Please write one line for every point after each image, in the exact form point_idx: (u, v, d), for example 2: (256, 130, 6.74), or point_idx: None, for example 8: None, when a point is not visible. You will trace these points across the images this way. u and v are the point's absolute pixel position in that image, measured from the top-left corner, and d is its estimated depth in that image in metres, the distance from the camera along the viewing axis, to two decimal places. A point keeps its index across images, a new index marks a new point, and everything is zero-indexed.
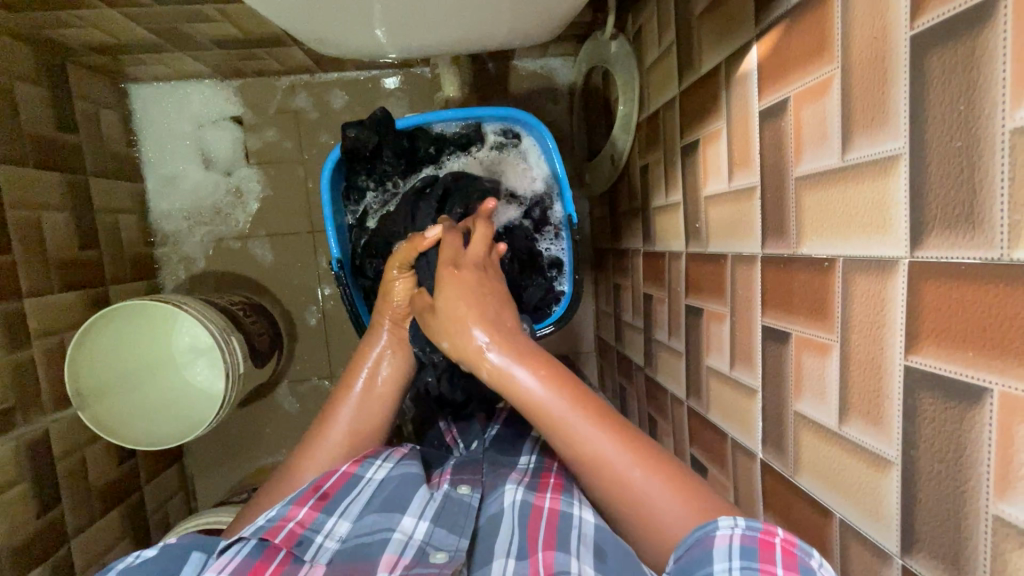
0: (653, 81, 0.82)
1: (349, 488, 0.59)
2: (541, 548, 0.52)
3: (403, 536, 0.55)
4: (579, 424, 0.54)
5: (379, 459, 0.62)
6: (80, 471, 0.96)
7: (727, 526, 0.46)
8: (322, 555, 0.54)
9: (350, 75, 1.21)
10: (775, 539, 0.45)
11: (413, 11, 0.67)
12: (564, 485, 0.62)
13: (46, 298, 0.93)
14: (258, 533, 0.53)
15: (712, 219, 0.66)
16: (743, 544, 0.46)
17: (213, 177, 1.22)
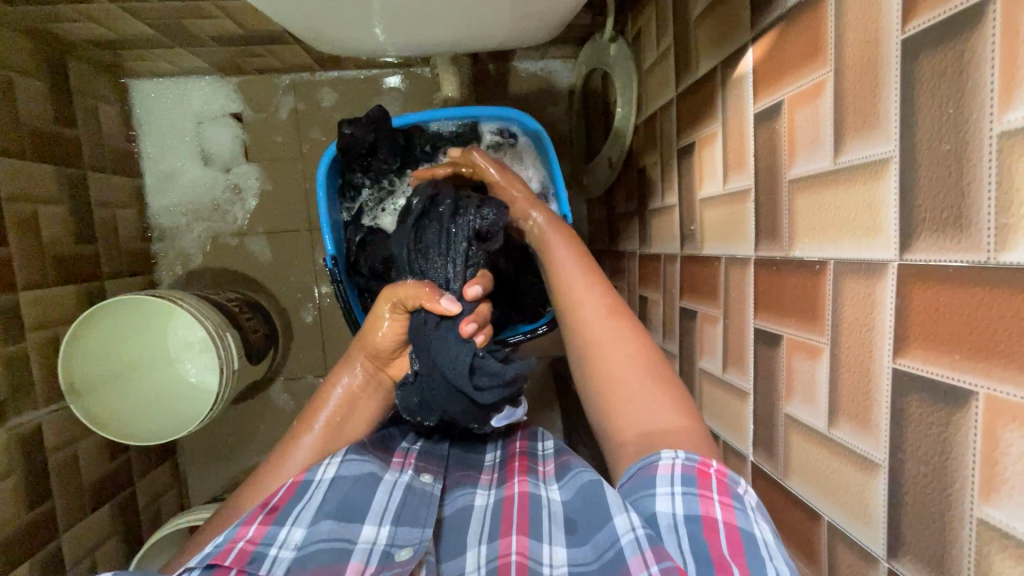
0: (651, 84, 0.83)
1: (300, 496, 0.58)
2: (514, 532, 0.54)
3: (367, 545, 0.54)
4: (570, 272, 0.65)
5: (327, 458, 0.61)
6: (72, 465, 0.95)
7: (669, 457, 0.50)
8: (278, 566, 0.52)
9: (350, 74, 1.21)
10: (710, 469, 0.49)
11: (411, 9, 0.67)
12: (528, 466, 0.65)
13: (41, 291, 0.93)
14: (204, 561, 0.50)
15: (706, 221, 0.66)
16: (683, 472, 0.49)
17: (212, 173, 1.22)
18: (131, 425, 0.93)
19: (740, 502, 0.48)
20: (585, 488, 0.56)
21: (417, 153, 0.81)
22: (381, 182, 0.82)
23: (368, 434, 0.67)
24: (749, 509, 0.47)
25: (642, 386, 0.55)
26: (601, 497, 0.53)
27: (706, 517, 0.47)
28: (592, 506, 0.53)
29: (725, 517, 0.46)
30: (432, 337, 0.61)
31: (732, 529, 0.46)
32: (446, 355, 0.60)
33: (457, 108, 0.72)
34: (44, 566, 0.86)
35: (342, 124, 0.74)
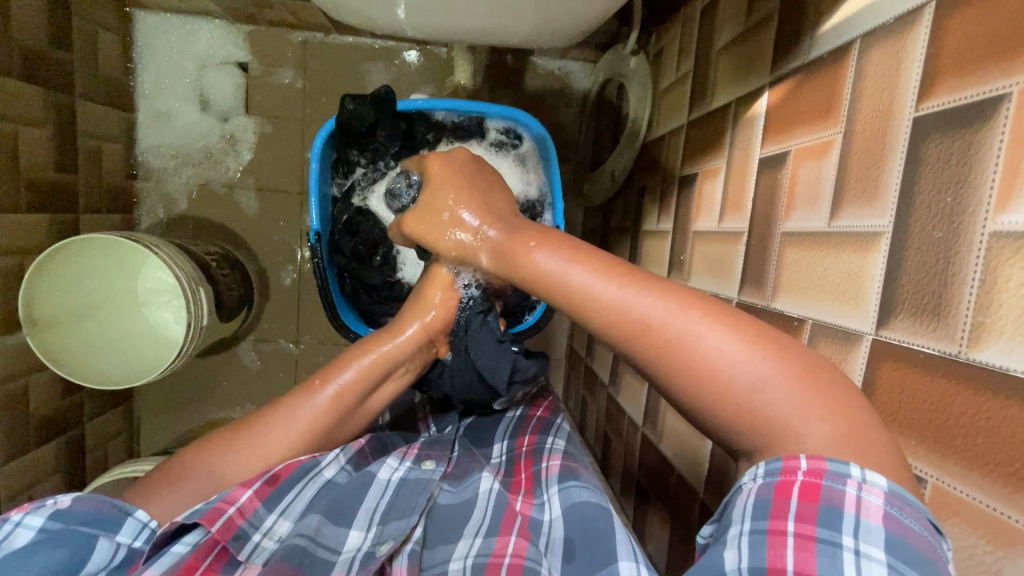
0: (664, 106, 0.82)
1: (302, 476, 0.58)
2: (514, 534, 0.57)
3: (352, 552, 0.56)
4: (609, 290, 0.45)
5: (337, 451, 0.62)
6: (20, 400, 0.93)
7: (750, 480, 0.38)
8: (259, 554, 0.54)
9: (365, 42, 1.19)
10: (796, 478, 0.35)
11: None
12: (534, 477, 0.66)
13: (11, 217, 0.89)
14: (194, 518, 0.52)
15: (697, 254, 0.67)
16: (757, 498, 0.36)
17: (208, 121, 1.19)
18: (114, 372, 0.96)
19: (842, 510, 0.34)
20: (585, 508, 0.57)
21: (417, 140, 0.77)
22: (377, 163, 0.79)
23: (372, 440, 0.68)
24: (845, 539, 0.33)
25: (718, 339, 0.40)
26: (605, 526, 0.55)
27: (773, 558, 0.34)
28: (591, 534, 0.55)
29: (799, 529, 0.34)
30: (472, 341, 0.69)
31: (802, 543, 0.34)
32: (484, 358, 0.69)
33: (461, 101, 0.69)
34: None
35: (344, 98, 0.71)
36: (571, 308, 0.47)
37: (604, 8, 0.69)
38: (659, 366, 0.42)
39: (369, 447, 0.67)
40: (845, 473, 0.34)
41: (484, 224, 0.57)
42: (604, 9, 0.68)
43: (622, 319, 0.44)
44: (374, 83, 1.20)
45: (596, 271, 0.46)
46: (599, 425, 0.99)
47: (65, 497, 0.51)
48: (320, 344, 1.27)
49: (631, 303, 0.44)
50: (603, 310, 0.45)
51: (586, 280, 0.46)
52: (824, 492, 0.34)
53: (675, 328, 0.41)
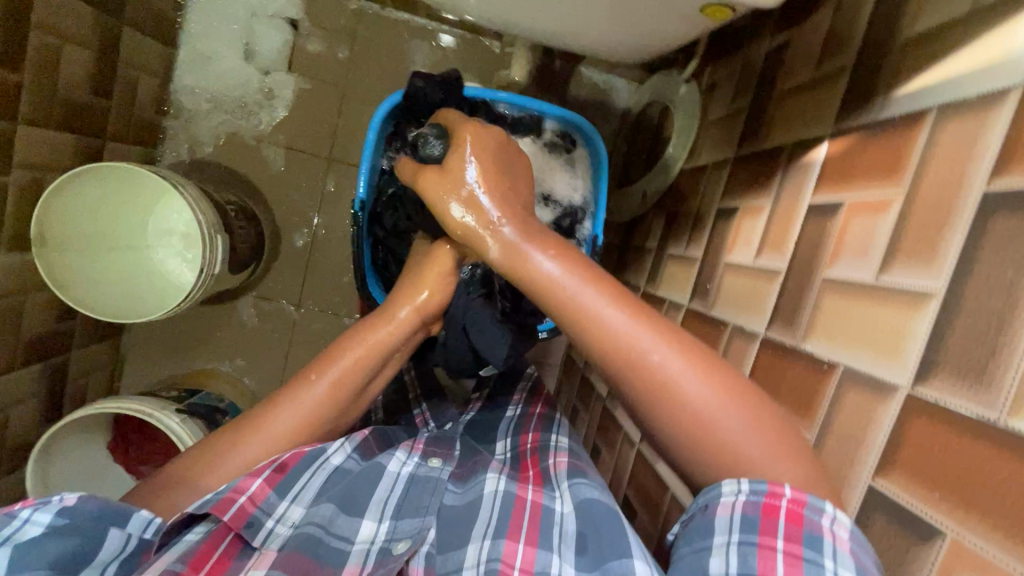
0: (710, 137, 0.84)
1: (310, 463, 0.61)
2: (524, 543, 0.57)
3: (365, 544, 0.59)
4: (614, 319, 0.48)
5: (341, 439, 0.65)
6: (14, 317, 0.92)
7: (732, 492, 0.43)
8: (273, 539, 0.57)
9: (419, 22, 1.20)
10: (781, 503, 0.41)
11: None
12: (543, 474, 0.68)
13: (41, 131, 0.88)
14: (205, 508, 0.54)
15: (725, 285, 0.68)
16: (744, 513, 0.42)
17: (248, 70, 1.19)
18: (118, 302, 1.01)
19: (819, 536, 0.39)
20: (594, 506, 0.58)
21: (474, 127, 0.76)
22: None
23: (375, 433, 0.72)
24: (827, 560, 0.39)
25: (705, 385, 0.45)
26: (616, 525, 0.56)
27: (763, 568, 0.40)
28: (602, 532, 0.56)
29: (788, 547, 0.40)
30: (469, 319, 0.73)
31: (791, 561, 0.39)
32: (482, 338, 0.72)
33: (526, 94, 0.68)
34: None
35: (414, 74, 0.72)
36: (572, 327, 0.50)
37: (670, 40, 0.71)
38: (650, 399, 0.46)
39: (374, 440, 0.70)
40: (823, 506, 0.40)
41: (499, 215, 0.56)
42: (672, 38, 0.70)
43: (623, 350, 0.47)
44: (416, 63, 1.22)
45: (603, 297, 0.49)
46: (589, 436, 1.00)
47: (72, 496, 0.50)
48: (320, 312, 1.27)
49: (634, 337, 0.47)
50: (608, 338, 0.48)
51: (596, 302, 0.49)
52: (807, 519, 0.40)
53: (671, 367, 0.46)
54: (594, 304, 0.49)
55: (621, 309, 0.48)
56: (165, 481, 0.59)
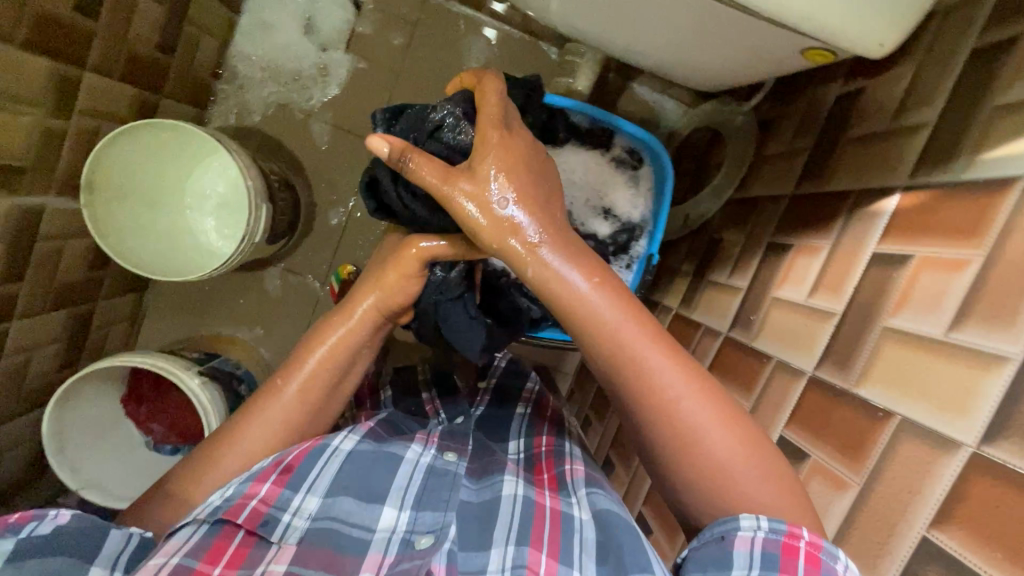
0: (765, 171, 0.86)
1: (318, 456, 0.65)
2: (547, 555, 0.58)
3: (387, 532, 0.62)
4: (648, 355, 0.55)
5: (346, 432, 0.69)
6: (52, 261, 0.92)
7: (749, 528, 0.48)
8: (291, 532, 0.60)
9: (481, 18, 1.21)
10: (800, 544, 0.47)
11: (589, 8, 0.65)
12: (559, 481, 0.70)
13: (106, 81, 0.88)
14: (216, 514, 0.59)
15: (770, 319, 0.70)
16: (764, 549, 0.47)
17: (307, 44, 1.20)
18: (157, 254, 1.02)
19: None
20: (611, 517, 0.61)
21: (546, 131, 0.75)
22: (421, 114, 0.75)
23: (382, 423, 0.76)
24: None
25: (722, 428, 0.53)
26: (634, 539, 0.58)
27: None
28: (623, 544, 0.58)
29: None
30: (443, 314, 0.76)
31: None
32: (452, 333, 0.77)
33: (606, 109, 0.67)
34: None
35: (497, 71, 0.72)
36: (607, 354, 0.56)
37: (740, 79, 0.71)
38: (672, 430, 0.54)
39: (381, 429, 0.74)
40: (838, 555, 0.46)
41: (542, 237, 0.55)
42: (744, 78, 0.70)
43: (653, 386, 0.54)
44: (471, 57, 1.23)
45: (639, 332, 0.55)
46: (602, 448, 1.01)
47: (67, 511, 0.53)
48: None
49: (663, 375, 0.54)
50: (640, 373, 0.55)
51: (646, 350, 0.55)
52: (824, 563, 0.46)
53: (693, 409, 0.53)
54: (633, 338, 0.55)
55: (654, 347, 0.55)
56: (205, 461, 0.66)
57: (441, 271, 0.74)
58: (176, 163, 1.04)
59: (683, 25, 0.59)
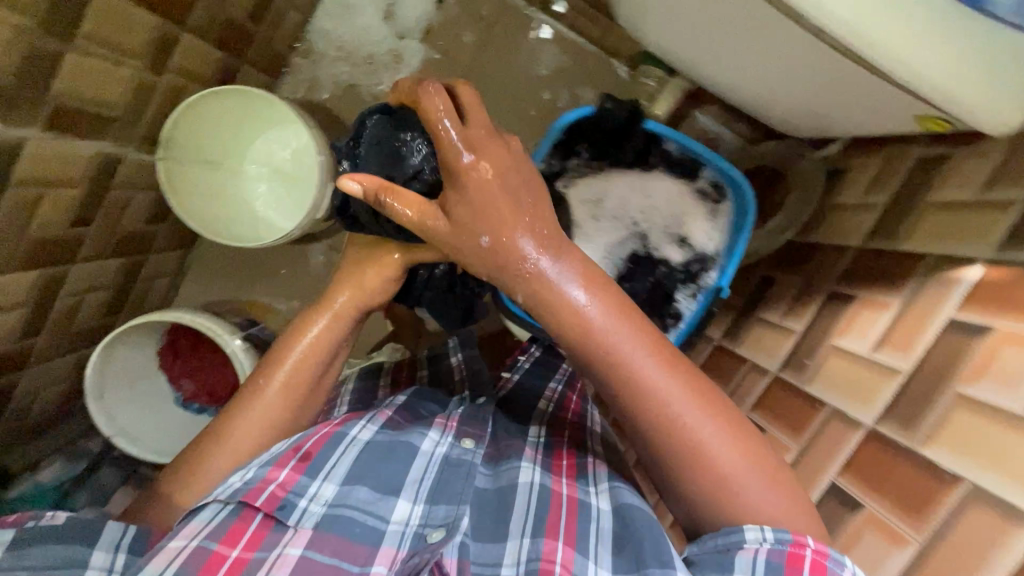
0: (831, 220, 0.87)
1: (332, 445, 0.66)
2: (563, 544, 0.59)
3: (399, 526, 0.61)
4: (645, 365, 0.57)
5: (364, 421, 0.70)
6: (118, 210, 0.94)
7: (754, 539, 0.52)
8: (307, 517, 0.60)
9: (558, 28, 1.23)
10: (805, 553, 0.50)
11: (698, 45, 0.69)
12: (577, 471, 0.71)
13: (199, 42, 0.90)
14: (237, 497, 0.59)
15: (827, 365, 0.71)
16: (767, 558, 0.51)
17: (386, 30, 1.21)
18: (221, 216, 1.04)
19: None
20: (632, 512, 0.63)
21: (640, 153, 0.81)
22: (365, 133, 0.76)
23: (401, 409, 0.77)
24: None
25: (723, 437, 0.55)
26: (655, 533, 0.60)
27: None
28: (646, 540, 0.59)
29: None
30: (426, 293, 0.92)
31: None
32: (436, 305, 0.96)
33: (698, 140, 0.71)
34: (46, 282, 0.85)
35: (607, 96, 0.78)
36: (606, 366, 0.57)
37: (824, 128, 0.75)
38: (676, 440, 0.56)
39: (399, 416, 0.75)
40: (844, 563, 0.50)
41: (539, 251, 0.57)
42: (828, 130, 0.74)
43: (654, 397, 0.56)
44: (541, 64, 1.25)
45: (635, 344, 0.57)
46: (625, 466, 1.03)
47: (62, 512, 0.58)
48: None
49: (661, 386, 0.56)
50: (640, 385, 0.56)
51: (643, 364, 0.56)
52: (829, 569, 0.50)
53: (695, 421, 0.56)
54: (631, 351, 0.57)
55: (652, 358, 0.57)
56: (213, 440, 0.68)
57: (426, 272, 0.88)
58: (236, 131, 1.05)
59: (793, 79, 0.62)
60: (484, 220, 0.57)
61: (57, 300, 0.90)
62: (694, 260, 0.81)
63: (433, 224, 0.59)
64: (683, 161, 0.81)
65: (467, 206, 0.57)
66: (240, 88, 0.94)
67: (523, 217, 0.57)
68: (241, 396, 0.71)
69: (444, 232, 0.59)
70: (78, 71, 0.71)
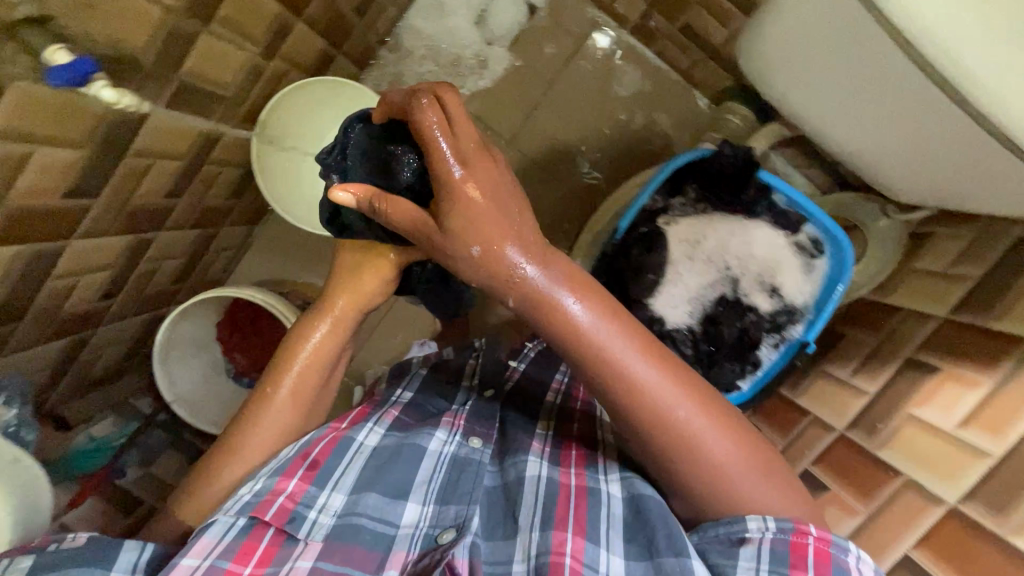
0: (911, 283, 0.87)
1: (336, 453, 0.69)
2: (573, 532, 0.62)
3: (410, 529, 0.65)
4: (639, 370, 0.59)
5: (370, 426, 0.74)
6: (206, 184, 0.95)
7: (757, 528, 0.57)
8: (317, 529, 0.63)
9: (644, 53, 1.24)
10: (807, 540, 0.55)
11: (837, 99, 0.74)
12: (585, 459, 0.73)
13: (306, 30, 0.92)
14: (247, 512, 0.62)
15: (902, 434, 0.70)
16: (770, 546, 0.56)
17: (475, 35, 1.23)
18: (301, 205, 1.06)
19: (846, 570, 0.54)
20: (643, 500, 0.65)
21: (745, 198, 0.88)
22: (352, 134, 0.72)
23: (408, 409, 0.80)
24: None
25: (715, 433, 0.59)
26: (665, 517, 0.62)
27: None
28: (656, 524, 0.61)
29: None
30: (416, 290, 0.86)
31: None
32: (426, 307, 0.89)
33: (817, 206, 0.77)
34: (134, 246, 0.87)
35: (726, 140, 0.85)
36: (602, 373, 0.59)
37: (914, 196, 0.82)
38: (673, 438, 0.59)
39: (407, 417, 0.79)
40: (845, 546, 0.55)
41: (525, 260, 0.58)
42: (917, 199, 0.82)
43: (649, 402, 0.59)
44: (622, 85, 1.26)
45: (629, 348, 0.59)
46: None
47: (84, 535, 0.59)
48: None
49: (656, 391, 0.59)
50: (634, 390, 0.59)
51: (634, 364, 0.59)
52: (832, 556, 0.54)
53: (689, 420, 0.59)
54: (627, 358, 0.59)
55: (645, 362, 0.59)
56: (228, 450, 0.71)
57: (419, 268, 0.82)
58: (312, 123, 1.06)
59: (927, 147, 0.69)
60: (474, 234, 0.57)
61: (139, 265, 0.93)
62: (781, 311, 0.90)
63: (428, 236, 0.59)
64: (785, 211, 0.87)
65: (462, 217, 0.56)
66: (335, 82, 0.99)
67: (514, 232, 0.58)
68: (249, 404, 0.74)
69: (440, 243, 0.59)
70: (206, 51, 0.73)
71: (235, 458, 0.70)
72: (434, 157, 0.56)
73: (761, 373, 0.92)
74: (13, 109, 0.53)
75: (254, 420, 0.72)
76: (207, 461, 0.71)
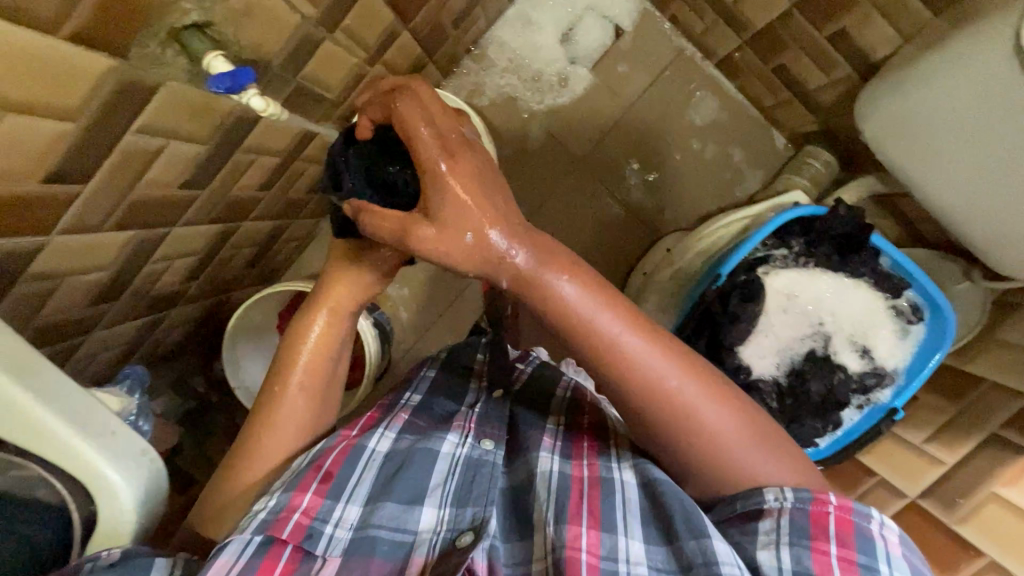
0: (992, 352, 0.86)
1: (348, 464, 0.66)
2: (587, 526, 0.60)
3: (429, 532, 0.62)
4: (635, 349, 0.57)
5: (381, 432, 0.70)
6: (294, 178, 0.97)
7: (775, 498, 0.55)
8: (335, 544, 0.61)
9: (726, 85, 1.23)
10: (826, 510, 0.54)
11: (984, 160, 0.74)
12: (599, 448, 0.69)
13: (406, 38, 0.93)
14: (263, 532, 0.58)
15: (986, 513, 0.73)
16: (791, 517, 0.54)
17: (559, 52, 1.23)
18: None
19: (869, 538, 0.53)
20: (657, 482, 0.61)
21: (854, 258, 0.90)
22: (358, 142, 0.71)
23: (419, 413, 0.76)
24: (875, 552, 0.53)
25: (719, 409, 0.58)
26: (686, 502, 0.58)
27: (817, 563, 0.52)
28: (674, 514, 0.58)
29: (840, 553, 0.53)
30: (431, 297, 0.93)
31: (845, 565, 0.52)
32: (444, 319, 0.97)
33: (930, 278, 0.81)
34: (223, 234, 0.89)
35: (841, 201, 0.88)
36: (599, 358, 0.57)
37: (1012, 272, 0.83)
38: (680, 420, 0.57)
39: (421, 421, 0.75)
40: (863, 512, 0.54)
41: (512, 242, 0.56)
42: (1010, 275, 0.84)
43: (652, 385, 0.57)
44: (700, 116, 1.25)
45: (623, 327, 0.57)
46: None
47: (119, 549, 0.51)
48: None
49: (659, 373, 0.57)
50: (634, 374, 0.57)
51: (628, 343, 0.57)
52: (850, 523, 0.53)
53: (696, 401, 0.57)
54: (625, 339, 0.57)
55: (641, 340, 0.57)
56: (244, 455, 0.68)
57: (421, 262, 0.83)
58: None
59: None
60: (458, 224, 0.54)
61: (221, 251, 0.94)
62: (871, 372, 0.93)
63: (415, 229, 0.55)
64: (888, 276, 0.90)
65: (450, 206, 0.54)
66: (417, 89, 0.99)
67: (492, 211, 0.56)
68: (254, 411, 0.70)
69: (431, 238, 0.55)
70: (324, 57, 0.74)
71: (248, 463, 0.68)
72: (412, 139, 0.56)
73: (841, 432, 0.96)
74: (160, 106, 0.55)
75: (262, 428, 0.69)
76: (222, 471, 0.69)
